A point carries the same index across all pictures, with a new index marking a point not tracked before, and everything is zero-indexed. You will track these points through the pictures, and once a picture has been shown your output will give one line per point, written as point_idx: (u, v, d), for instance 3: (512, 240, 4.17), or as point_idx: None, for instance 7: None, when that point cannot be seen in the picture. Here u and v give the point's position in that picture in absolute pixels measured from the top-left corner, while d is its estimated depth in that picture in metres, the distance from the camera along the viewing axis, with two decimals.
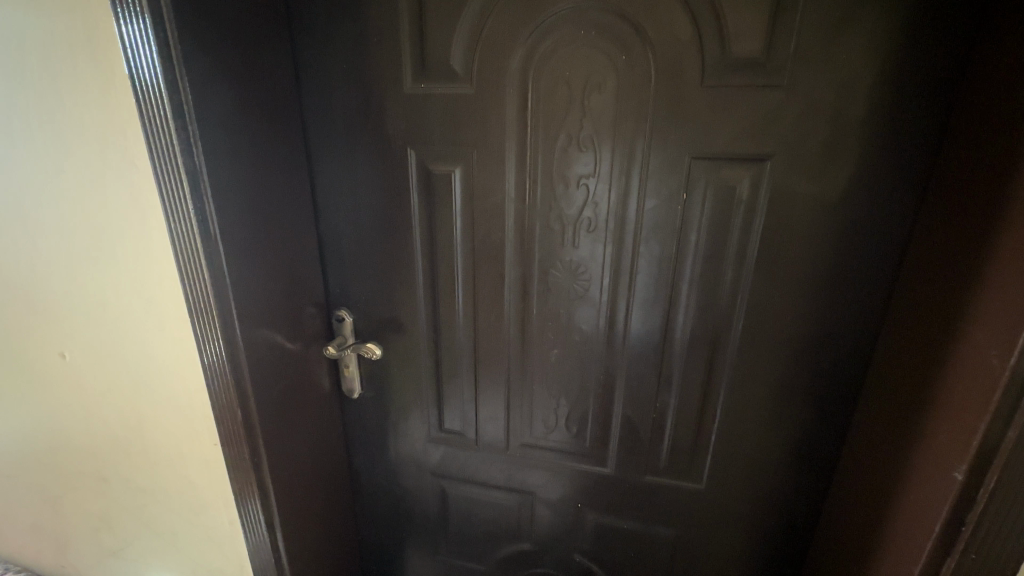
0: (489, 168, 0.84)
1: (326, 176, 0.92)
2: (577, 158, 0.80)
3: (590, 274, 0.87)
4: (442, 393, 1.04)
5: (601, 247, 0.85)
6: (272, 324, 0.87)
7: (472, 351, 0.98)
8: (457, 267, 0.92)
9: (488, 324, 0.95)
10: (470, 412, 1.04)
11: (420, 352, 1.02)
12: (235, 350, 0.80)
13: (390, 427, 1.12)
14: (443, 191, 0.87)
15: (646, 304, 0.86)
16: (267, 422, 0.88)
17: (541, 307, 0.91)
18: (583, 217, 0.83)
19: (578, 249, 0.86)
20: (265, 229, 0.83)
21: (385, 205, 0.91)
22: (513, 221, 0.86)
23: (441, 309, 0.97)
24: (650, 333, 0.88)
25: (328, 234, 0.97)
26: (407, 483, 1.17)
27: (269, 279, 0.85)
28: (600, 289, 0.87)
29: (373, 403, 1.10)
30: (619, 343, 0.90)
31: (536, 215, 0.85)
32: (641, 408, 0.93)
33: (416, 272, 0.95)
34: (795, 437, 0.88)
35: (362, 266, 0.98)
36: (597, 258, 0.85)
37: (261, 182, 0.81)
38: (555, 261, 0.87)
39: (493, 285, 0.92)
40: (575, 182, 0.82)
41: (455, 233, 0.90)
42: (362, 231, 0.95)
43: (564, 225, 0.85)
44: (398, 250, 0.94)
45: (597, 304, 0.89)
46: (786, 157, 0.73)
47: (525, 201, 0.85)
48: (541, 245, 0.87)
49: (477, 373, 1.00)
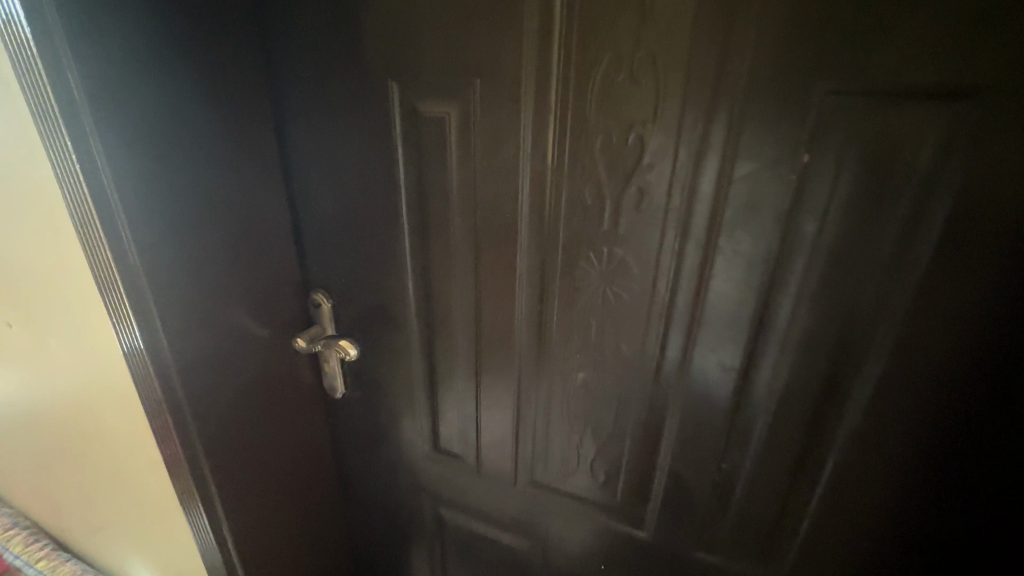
0: (498, 110, 0.57)
1: (293, 119, 0.69)
2: (630, 95, 0.51)
3: (637, 274, 0.59)
4: (440, 405, 0.83)
5: (657, 237, 0.56)
6: (215, 312, 0.68)
7: (473, 360, 0.75)
8: (455, 250, 0.68)
9: (495, 329, 0.71)
10: (471, 433, 0.82)
11: (411, 353, 0.80)
12: (157, 347, 0.63)
13: (380, 437, 0.92)
14: (436, 142, 0.62)
15: (721, 325, 0.57)
16: (207, 429, 0.71)
17: (564, 313, 0.65)
18: (633, 187, 0.55)
19: (621, 237, 0.58)
20: (198, 189, 0.62)
21: (365, 163, 0.68)
22: (530, 190, 0.60)
23: (436, 303, 0.74)
24: (719, 366, 0.60)
25: (300, 197, 0.75)
26: (399, 501, 0.98)
27: (208, 257, 0.65)
28: (651, 297, 0.60)
29: (362, 407, 0.91)
30: (673, 375, 0.63)
31: (563, 182, 0.58)
32: (698, 465, 0.66)
33: (404, 253, 0.72)
34: (944, 540, 0.58)
35: (341, 240, 0.75)
36: (650, 251, 0.57)
37: (189, 125, 0.60)
38: (588, 252, 0.60)
39: (501, 277, 0.67)
40: (622, 137, 0.53)
41: (452, 203, 0.65)
42: (340, 196, 0.72)
43: (603, 198, 0.57)
44: (382, 224, 0.71)
45: (644, 317, 0.61)
46: (1015, 95, 0.40)
47: (547, 162, 0.58)
48: (568, 227, 0.60)
49: (480, 387, 0.77)
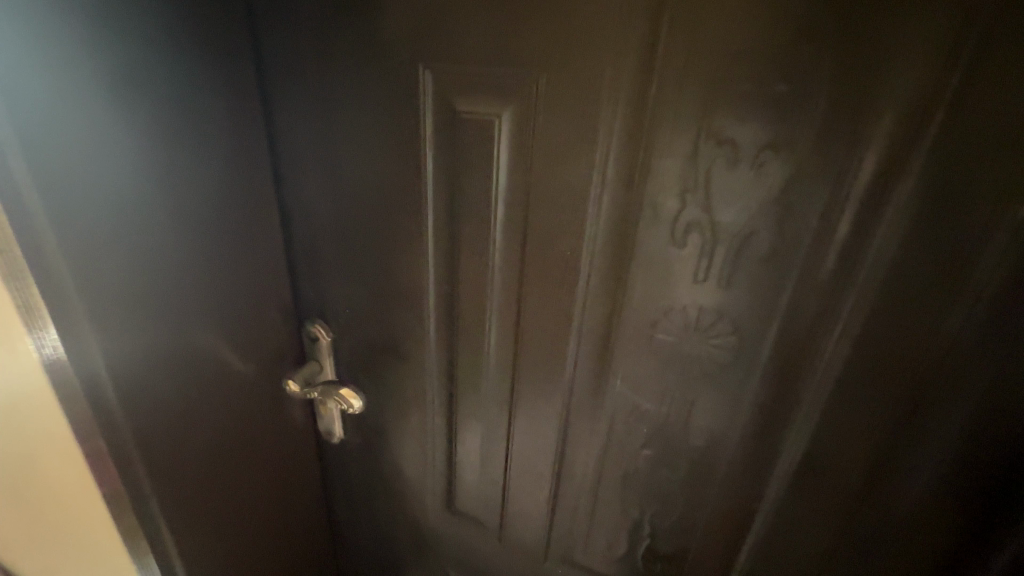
0: (568, 118, 0.43)
1: (286, 109, 0.54)
2: (763, 109, 0.37)
3: (739, 341, 0.45)
4: (458, 467, 0.68)
5: (770, 295, 0.42)
6: (178, 346, 0.53)
7: (503, 421, 0.61)
8: (492, 291, 0.53)
9: (536, 389, 0.56)
10: (493, 501, 0.68)
11: (425, 405, 0.65)
12: (99, 396, 0.48)
13: (377, 496, 0.77)
14: (478, 154, 0.48)
15: (847, 410, 0.44)
16: (168, 493, 0.57)
17: (629, 379, 0.51)
18: (750, 231, 0.41)
19: (720, 292, 0.44)
20: (158, 191, 0.47)
21: (381, 173, 0.53)
22: (601, 224, 0.45)
23: (460, 352, 0.59)
24: (827, 456, 0.47)
25: (298, 208, 0.59)
26: (399, 561, 0.84)
27: (169, 276, 0.50)
28: (749, 368, 0.46)
29: (359, 459, 0.76)
30: (768, 466, 0.49)
31: (649, 218, 0.44)
32: (781, 564, 0.54)
33: (426, 288, 0.57)
34: None
35: (343, 264, 0.60)
36: (756, 312, 0.43)
37: (145, 105, 0.44)
38: (673, 307, 0.46)
39: (550, 327, 0.52)
40: (742, 161, 0.39)
41: (493, 232, 0.50)
42: (343, 211, 0.57)
43: (704, 242, 0.43)
44: (398, 252, 0.56)
45: (737, 392, 0.47)
46: None
47: (631, 189, 0.43)
48: (649, 275, 0.46)
49: (509, 453, 0.63)
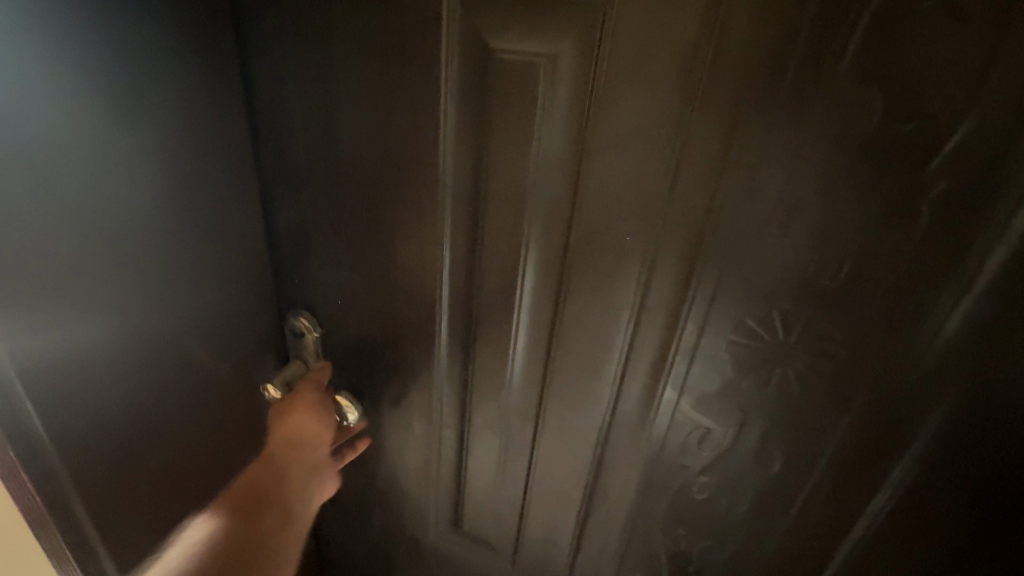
0: (641, 64, 0.33)
1: (267, 50, 0.42)
2: (919, 55, 0.27)
3: (840, 356, 0.36)
4: (470, 485, 0.59)
5: (892, 302, 0.33)
6: (119, 348, 0.43)
7: (527, 437, 0.52)
8: (523, 284, 0.44)
9: (571, 402, 0.47)
10: (509, 524, 0.59)
11: (432, 416, 0.55)
12: (8, 405, 0.38)
13: (373, 513, 0.68)
14: (516, 112, 0.37)
15: (970, 454, 0.35)
16: (104, 516, 0.47)
17: (692, 394, 0.42)
18: (876, 219, 0.32)
19: (827, 294, 0.35)
20: (86, 147, 0.36)
21: (387, 136, 0.42)
22: (672, 206, 0.36)
23: (479, 354, 0.49)
24: (943, 515, 0.38)
25: (280, 181, 0.48)
26: None
27: (104, 259, 0.39)
28: (850, 387, 0.37)
29: (351, 474, 0.65)
30: (855, 503, 0.41)
31: (738, 200, 0.34)
32: None
33: (439, 278, 0.46)
34: None
35: (338, 247, 0.49)
36: (872, 321, 0.34)
37: (66, 25, 0.33)
38: (758, 312, 0.37)
39: (593, 330, 0.43)
40: (878, 128, 0.30)
41: (529, 213, 0.40)
42: (338, 184, 0.46)
43: (811, 232, 0.33)
44: (406, 234, 0.46)
45: (830, 417, 0.38)
46: None
47: (718, 162, 0.34)
48: (729, 271, 0.36)
49: (532, 472, 0.54)
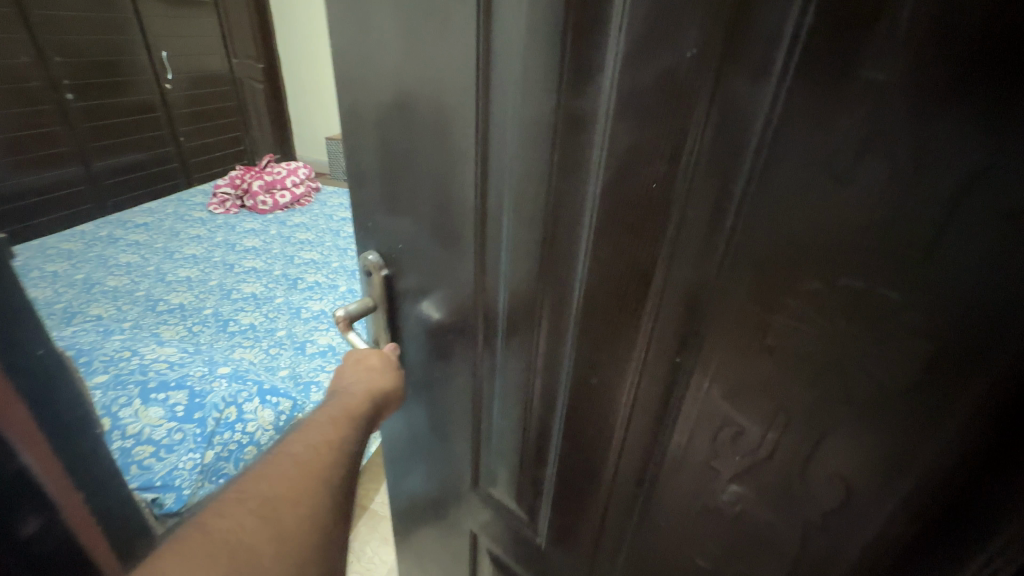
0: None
1: (332, 5, 0.47)
2: None
3: (906, 363, 0.27)
4: (500, 445, 0.59)
5: (987, 296, 0.24)
6: None
7: (552, 406, 0.50)
8: (549, 240, 0.42)
9: (591, 374, 0.44)
10: (535, 492, 0.58)
11: (467, 369, 0.56)
12: None
13: (422, 459, 0.72)
14: (535, 56, 0.36)
15: None
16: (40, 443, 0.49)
17: (721, 384, 0.35)
18: (963, 176, 0.23)
19: (897, 274, 0.26)
20: None
21: (425, 87, 0.43)
22: (700, 155, 0.31)
23: (508, 311, 0.49)
24: None
25: (354, 133, 0.53)
26: (439, 532, 0.78)
27: None
28: (919, 409, 0.27)
29: (405, 418, 0.70)
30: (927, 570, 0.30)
31: (775, 149, 0.28)
32: None
33: (473, 232, 0.47)
34: None
35: (395, 195, 0.53)
36: (949, 320, 0.25)
37: None
38: (800, 293, 0.30)
39: (615, 293, 0.39)
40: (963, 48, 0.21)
41: (554, 165, 0.38)
42: (392, 136, 0.49)
43: (870, 191, 0.25)
44: (444, 184, 0.47)
45: (890, 445, 0.29)
46: None
47: (752, 102, 0.28)
48: (761, 239, 0.30)
49: (554, 444, 0.51)
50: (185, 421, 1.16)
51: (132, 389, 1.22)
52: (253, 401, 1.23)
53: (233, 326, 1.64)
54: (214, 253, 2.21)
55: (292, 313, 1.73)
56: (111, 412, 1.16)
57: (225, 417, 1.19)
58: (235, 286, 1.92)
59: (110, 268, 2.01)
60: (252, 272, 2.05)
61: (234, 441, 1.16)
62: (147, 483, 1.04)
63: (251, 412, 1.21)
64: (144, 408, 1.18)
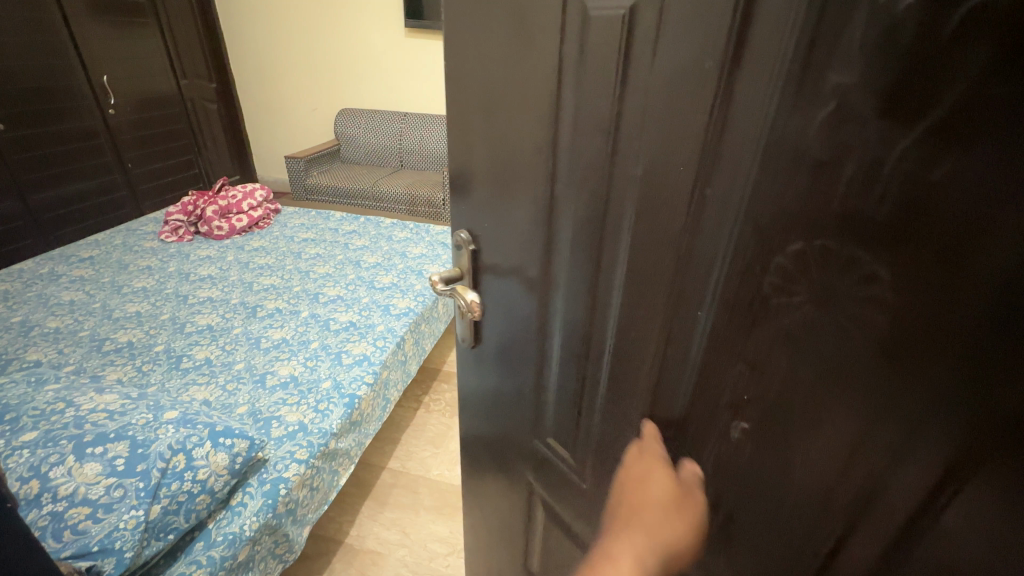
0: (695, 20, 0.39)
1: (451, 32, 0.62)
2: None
3: (872, 303, 0.32)
4: (560, 392, 0.70)
5: (930, 233, 0.28)
6: None
7: (602, 352, 0.60)
8: (613, 206, 0.53)
9: (635, 322, 0.54)
10: (584, 434, 0.67)
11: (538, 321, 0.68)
12: None
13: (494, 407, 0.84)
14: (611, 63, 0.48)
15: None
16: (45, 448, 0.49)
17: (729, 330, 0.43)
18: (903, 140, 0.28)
19: (860, 228, 0.31)
20: None
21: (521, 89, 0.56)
22: (719, 138, 0.40)
23: (575, 269, 0.60)
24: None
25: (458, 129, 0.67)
26: (501, 479, 0.89)
27: None
28: (882, 345, 0.32)
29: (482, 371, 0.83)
30: (899, 503, 0.33)
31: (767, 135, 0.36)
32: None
33: (555, 202, 0.59)
34: None
35: (489, 175, 0.66)
36: (903, 261, 0.30)
37: None
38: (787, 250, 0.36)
39: (655, 251, 0.49)
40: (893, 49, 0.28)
41: (618, 145, 0.50)
42: (489, 129, 0.63)
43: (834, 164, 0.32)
44: (531, 166, 0.60)
45: (861, 380, 0.33)
46: None
47: (751, 100, 0.37)
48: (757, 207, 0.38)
49: (604, 386, 0.61)
50: (126, 475, 1.00)
51: (65, 444, 1.01)
52: (205, 445, 1.13)
53: (195, 362, 1.72)
54: (165, 285, 2.30)
55: (251, 343, 1.83)
56: (40, 474, 0.96)
57: (173, 466, 1.05)
58: (188, 318, 2.00)
59: (52, 309, 2.07)
60: (206, 302, 2.14)
61: (184, 491, 1.05)
62: (82, 551, 0.90)
63: (202, 459, 1.10)
64: (79, 465, 0.99)
